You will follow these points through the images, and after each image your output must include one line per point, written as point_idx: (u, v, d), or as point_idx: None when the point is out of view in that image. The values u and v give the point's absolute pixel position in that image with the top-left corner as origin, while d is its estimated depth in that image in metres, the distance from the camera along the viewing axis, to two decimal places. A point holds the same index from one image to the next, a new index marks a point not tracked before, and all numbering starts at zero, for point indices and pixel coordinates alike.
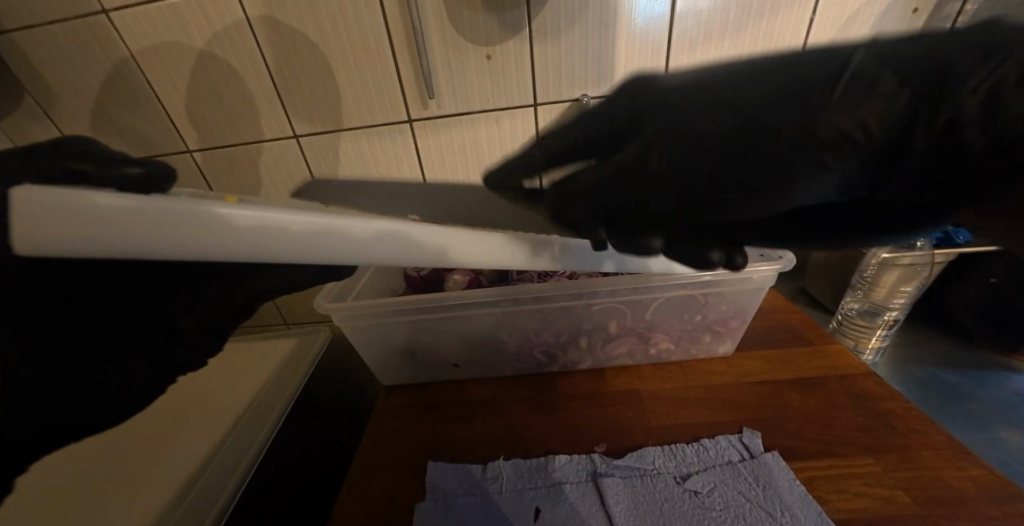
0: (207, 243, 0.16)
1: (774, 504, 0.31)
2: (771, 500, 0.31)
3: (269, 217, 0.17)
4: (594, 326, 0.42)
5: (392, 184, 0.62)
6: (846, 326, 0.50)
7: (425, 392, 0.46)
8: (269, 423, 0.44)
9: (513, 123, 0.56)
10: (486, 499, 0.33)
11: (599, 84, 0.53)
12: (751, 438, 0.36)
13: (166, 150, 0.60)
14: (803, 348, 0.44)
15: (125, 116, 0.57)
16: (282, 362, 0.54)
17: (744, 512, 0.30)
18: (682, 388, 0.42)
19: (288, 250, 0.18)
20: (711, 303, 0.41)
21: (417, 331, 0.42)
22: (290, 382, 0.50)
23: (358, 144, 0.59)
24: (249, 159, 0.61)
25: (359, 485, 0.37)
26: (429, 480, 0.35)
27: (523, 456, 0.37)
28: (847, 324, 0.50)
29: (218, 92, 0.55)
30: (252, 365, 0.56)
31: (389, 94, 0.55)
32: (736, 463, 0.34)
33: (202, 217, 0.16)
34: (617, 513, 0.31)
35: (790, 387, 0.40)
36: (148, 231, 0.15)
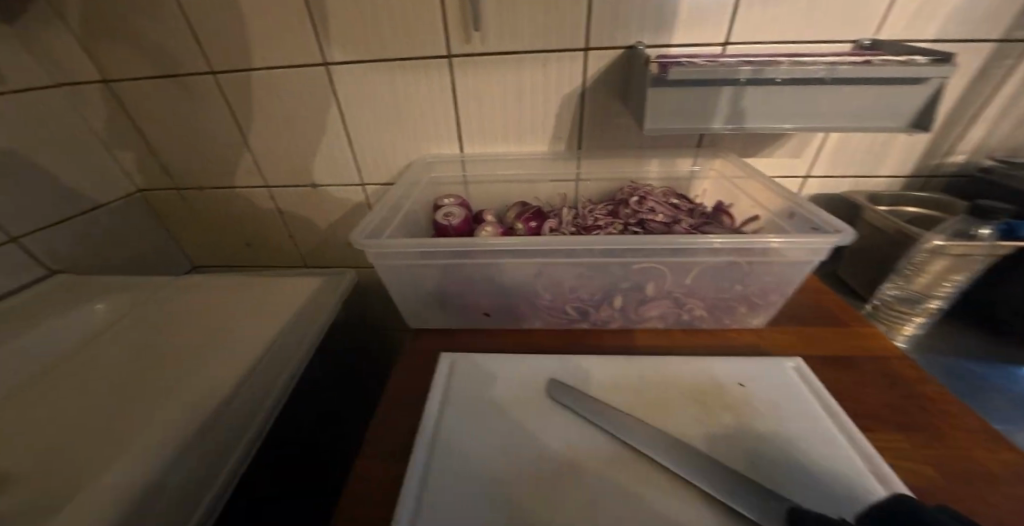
0: (452, 486, 0.31)
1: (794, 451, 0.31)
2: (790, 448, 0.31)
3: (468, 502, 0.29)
4: (631, 285, 0.42)
5: (423, 127, 0.59)
6: (883, 311, 0.50)
7: (451, 336, 0.46)
8: (280, 379, 0.41)
9: (559, 68, 0.52)
10: (512, 435, 0.34)
11: (656, 32, 0.49)
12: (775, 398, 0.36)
13: (188, 70, 0.57)
14: (837, 327, 0.44)
15: (148, 29, 0.54)
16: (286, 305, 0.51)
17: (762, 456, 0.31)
18: (707, 351, 0.42)
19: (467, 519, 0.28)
20: (753, 273, 0.40)
21: (448, 274, 0.42)
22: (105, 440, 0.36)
23: (392, 78, 0.55)
24: (278, 88, 0.58)
25: (387, 422, 0.37)
26: (459, 406, 0.37)
27: (556, 391, 0.38)
28: (882, 310, 0.50)
29: (252, 8, 0.52)
30: (248, 303, 0.52)
31: (430, 24, 0.51)
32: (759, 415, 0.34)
33: (454, 484, 0.31)
34: (637, 442, 0.32)
35: (821, 363, 0.40)
36: (472, 417, 0.36)
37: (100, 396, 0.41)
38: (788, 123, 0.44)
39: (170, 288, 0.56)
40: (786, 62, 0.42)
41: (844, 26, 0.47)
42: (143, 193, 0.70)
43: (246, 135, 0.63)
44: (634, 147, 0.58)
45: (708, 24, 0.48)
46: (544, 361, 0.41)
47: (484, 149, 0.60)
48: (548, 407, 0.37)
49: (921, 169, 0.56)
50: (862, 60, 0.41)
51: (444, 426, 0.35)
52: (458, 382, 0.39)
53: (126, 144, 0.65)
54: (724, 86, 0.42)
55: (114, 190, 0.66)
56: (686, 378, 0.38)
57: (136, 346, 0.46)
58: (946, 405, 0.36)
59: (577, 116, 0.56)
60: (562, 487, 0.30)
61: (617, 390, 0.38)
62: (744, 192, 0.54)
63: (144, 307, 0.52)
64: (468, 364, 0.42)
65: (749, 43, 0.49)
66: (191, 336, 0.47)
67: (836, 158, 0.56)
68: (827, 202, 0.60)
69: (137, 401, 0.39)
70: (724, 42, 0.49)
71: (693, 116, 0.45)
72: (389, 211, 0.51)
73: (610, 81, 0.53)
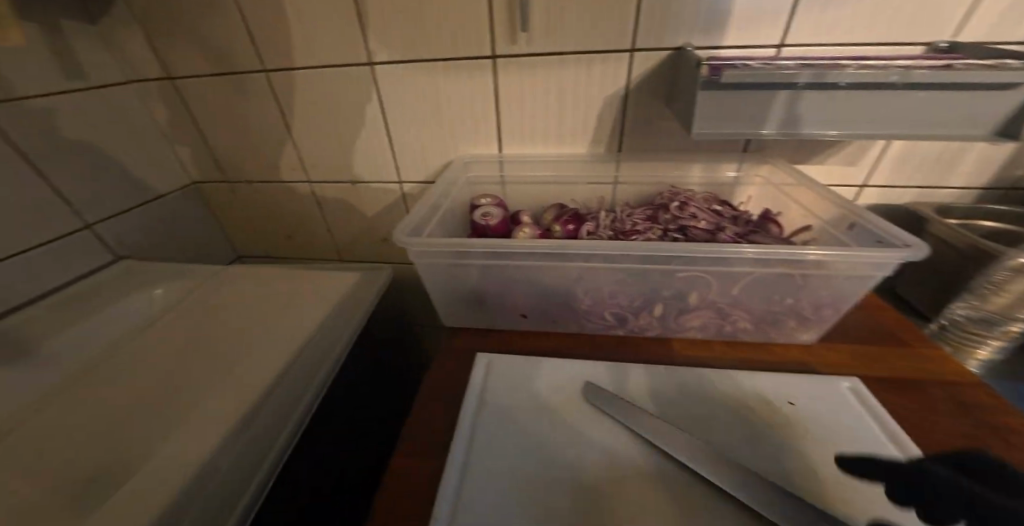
0: (488, 483, 0.31)
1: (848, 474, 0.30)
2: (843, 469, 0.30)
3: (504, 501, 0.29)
4: (673, 293, 0.41)
5: (464, 127, 0.60)
6: (952, 332, 0.46)
7: (486, 336, 0.46)
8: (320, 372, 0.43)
9: (604, 70, 0.51)
10: (550, 437, 0.34)
11: (707, 34, 0.48)
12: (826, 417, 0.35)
13: (243, 68, 0.60)
14: (897, 348, 0.41)
15: (209, 30, 0.57)
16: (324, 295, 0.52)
17: (813, 477, 0.30)
18: (752, 365, 0.40)
19: (503, 517, 0.28)
20: (808, 285, 0.38)
21: (487, 274, 0.42)
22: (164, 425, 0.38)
23: (436, 78, 0.56)
24: (325, 86, 0.60)
25: (423, 418, 0.37)
26: (496, 405, 0.37)
27: (593, 394, 0.37)
28: (951, 330, 0.46)
29: (306, 9, 0.54)
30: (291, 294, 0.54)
31: (476, 26, 0.51)
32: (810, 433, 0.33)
33: (491, 482, 0.31)
34: (677, 451, 0.31)
35: (879, 384, 0.38)
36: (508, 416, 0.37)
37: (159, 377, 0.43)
38: (850, 130, 0.42)
39: (220, 277, 0.59)
40: (852, 65, 0.40)
41: (915, 27, 0.45)
42: (198, 184, 0.74)
43: (292, 132, 0.65)
44: (676, 151, 0.57)
45: (764, 25, 0.46)
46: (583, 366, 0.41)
47: (523, 150, 0.60)
48: (585, 411, 0.36)
49: (996, 181, 0.52)
50: (941, 64, 0.38)
51: (481, 424, 0.36)
52: (495, 381, 0.40)
53: (184, 139, 0.69)
54: (779, 90, 0.41)
55: (172, 181, 0.70)
56: (729, 390, 0.37)
57: (191, 332, 0.49)
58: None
59: (619, 118, 0.55)
60: (599, 492, 0.30)
61: (657, 399, 0.37)
62: (794, 201, 0.52)
63: (197, 294, 0.56)
64: (505, 363, 0.42)
65: (807, 45, 0.47)
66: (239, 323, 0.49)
67: (898, 167, 0.52)
68: (885, 213, 0.57)
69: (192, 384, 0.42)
70: (780, 43, 0.47)
71: (745, 120, 0.43)
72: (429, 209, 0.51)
73: (655, 83, 0.52)
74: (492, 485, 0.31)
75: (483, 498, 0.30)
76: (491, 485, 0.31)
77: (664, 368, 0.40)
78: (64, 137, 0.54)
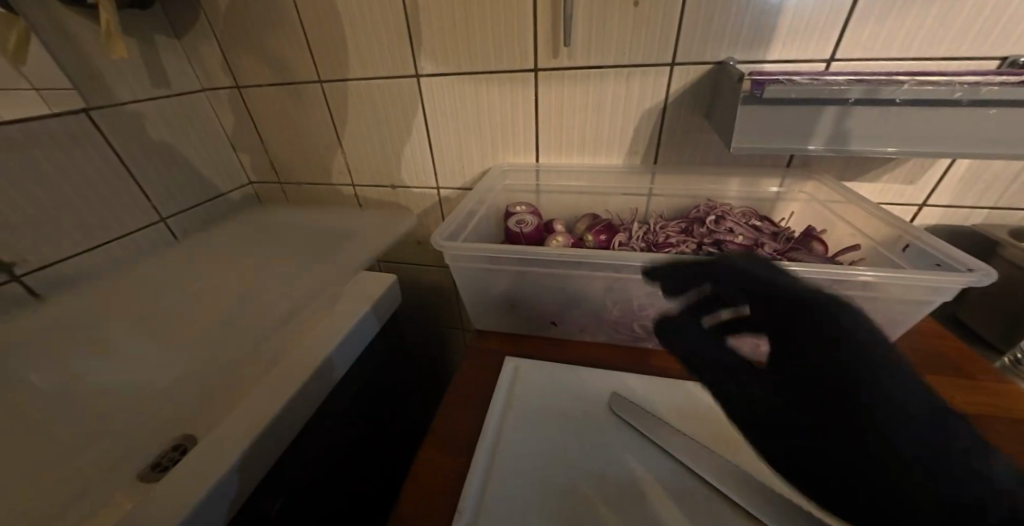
0: (511, 488, 0.32)
1: None
2: None
3: (527, 506, 0.30)
4: None
5: (501, 136, 0.62)
6: None
7: (515, 341, 0.47)
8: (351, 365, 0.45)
9: (643, 83, 0.52)
10: (575, 444, 0.35)
11: (751, 47, 0.47)
12: None
13: (302, 79, 0.65)
14: (956, 378, 0.39)
15: (275, 44, 0.63)
16: (360, 292, 0.54)
17: None
18: None
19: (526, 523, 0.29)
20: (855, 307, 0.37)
21: (519, 280, 0.43)
22: (212, 406, 0.41)
23: (478, 90, 0.59)
24: (374, 95, 0.64)
25: (451, 417, 0.39)
26: (522, 408, 0.38)
27: (620, 405, 0.37)
28: None
29: (362, 25, 0.58)
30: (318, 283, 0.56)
31: (519, 41, 0.53)
32: None
33: (514, 486, 0.32)
34: (703, 470, 0.31)
35: None
36: (532, 419, 0.37)
37: (212, 362, 0.47)
38: (906, 148, 0.40)
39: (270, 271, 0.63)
40: (910, 80, 0.38)
41: (985, 41, 0.42)
42: (253, 185, 0.80)
43: (342, 139, 0.70)
44: (715, 164, 0.56)
45: (813, 39, 0.45)
46: (609, 375, 0.41)
47: (558, 159, 0.61)
48: (610, 421, 0.36)
49: None
50: (1016, 80, 0.36)
51: (506, 427, 0.37)
52: (520, 385, 0.41)
53: (246, 143, 0.75)
54: (828, 105, 0.40)
55: (232, 180, 0.76)
56: None
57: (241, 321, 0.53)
58: None
59: (656, 130, 0.55)
60: (623, 505, 0.30)
61: (685, 414, 0.36)
62: (841, 219, 0.50)
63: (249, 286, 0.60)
64: (531, 368, 0.43)
65: (860, 59, 0.46)
66: (281, 316, 0.52)
67: (963, 186, 0.49)
68: (946, 236, 0.53)
69: (240, 370, 0.45)
70: (830, 57, 0.46)
71: (790, 135, 0.42)
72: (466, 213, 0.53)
73: (696, 97, 0.51)
74: (514, 489, 0.31)
75: (507, 502, 0.31)
76: (514, 490, 0.31)
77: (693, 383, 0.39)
78: (149, 137, 0.61)
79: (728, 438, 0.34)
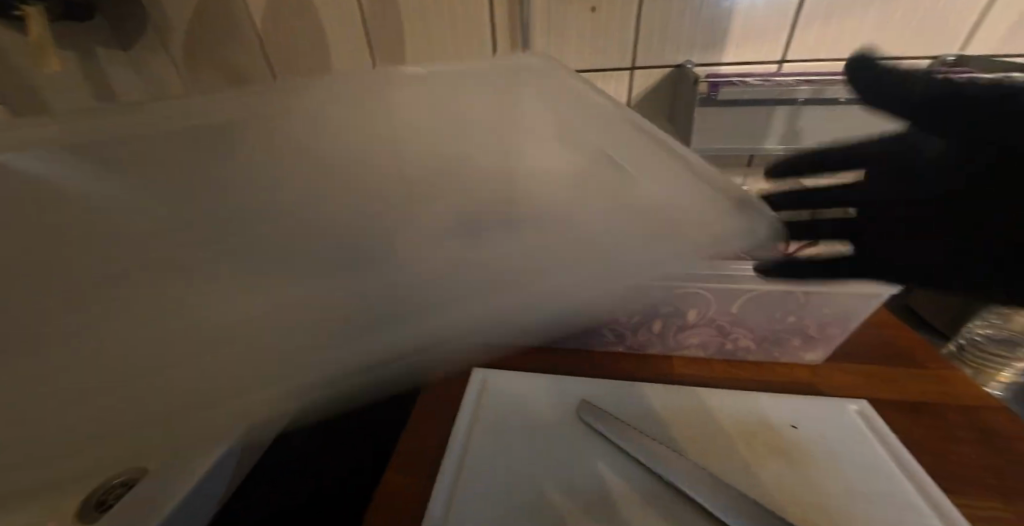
0: (478, 506, 0.30)
1: (857, 502, 0.28)
2: (851, 500, 0.28)
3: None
4: (673, 311, 0.39)
5: None
6: (970, 352, 0.45)
7: None
8: None
9: (605, 86, 0.52)
10: (544, 455, 0.34)
11: (707, 49, 0.48)
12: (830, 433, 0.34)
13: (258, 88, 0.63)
14: (909, 368, 0.40)
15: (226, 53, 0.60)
16: None
17: (820, 508, 0.28)
18: (758, 386, 0.39)
19: None
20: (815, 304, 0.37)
21: None
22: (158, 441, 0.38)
23: None
24: None
25: (416, 434, 0.37)
26: (490, 422, 0.37)
27: (590, 413, 0.37)
28: (970, 350, 0.45)
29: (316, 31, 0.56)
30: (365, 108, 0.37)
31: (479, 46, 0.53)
32: (816, 458, 0.32)
33: (481, 505, 0.30)
34: (673, 477, 0.30)
35: (892, 408, 0.36)
36: (500, 432, 0.36)
37: None
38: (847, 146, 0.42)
39: None
40: None
41: (918, 42, 0.44)
42: None
43: None
44: None
45: (764, 43, 0.47)
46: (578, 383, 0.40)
47: None
48: (579, 430, 0.36)
49: None
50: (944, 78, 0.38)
51: (474, 442, 0.35)
52: (489, 398, 0.40)
53: None
54: (780, 106, 0.41)
55: None
56: (731, 413, 0.36)
57: None
58: None
59: None
60: (593, 514, 0.29)
61: (655, 420, 0.36)
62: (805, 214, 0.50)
63: None
64: (499, 379, 0.42)
65: (808, 61, 0.47)
66: None
67: None
68: None
69: None
70: (781, 58, 0.47)
71: (745, 137, 0.43)
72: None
73: (656, 100, 0.52)
74: (481, 509, 0.30)
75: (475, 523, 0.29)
76: (481, 509, 0.30)
77: (662, 386, 0.39)
78: None
79: (697, 441, 0.34)
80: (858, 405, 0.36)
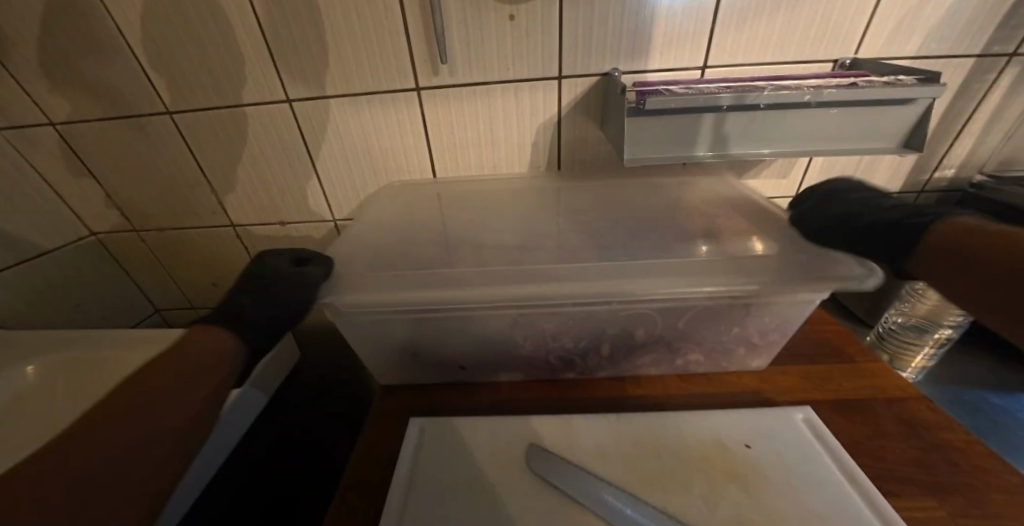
0: None
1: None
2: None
3: None
4: (619, 332, 0.38)
5: (394, 160, 0.56)
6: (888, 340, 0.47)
7: (426, 394, 0.42)
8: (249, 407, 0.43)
9: (533, 98, 0.50)
10: (484, 514, 0.30)
11: (632, 57, 0.47)
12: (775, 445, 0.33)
13: (142, 111, 0.54)
14: (843, 365, 0.41)
15: (95, 71, 0.51)
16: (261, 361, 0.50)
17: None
18: (709, 402, 0.38)
19: None
20: (755, 314, 0.36)
21: (418, 329, 0.38)
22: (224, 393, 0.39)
23: (361, 114, 0.53)
24: (238, 127, 0.55)
25: (339, 508, 0.32)
26: (423, 483, 0.33)
27: (534, 457, 0.33)
28: (889, 338, 0.47)
29: (203, 43, 0.49)
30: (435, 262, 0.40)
31: (396, 60, 0.49)
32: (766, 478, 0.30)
33: None
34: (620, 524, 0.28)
35: (832, 410, 0.36)
36: (434, 495, 0.32)
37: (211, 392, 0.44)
38: (767, 149, 0.43)
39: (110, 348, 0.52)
40: (768, 86, 0.40)
41: (822, 46, 0.46)
42: (99, 235, 0.66)
43: (211, 181, 0.60)
44: (617, 172, 0.56)
45: (687, 48, 0.47)
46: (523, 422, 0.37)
47: (459, 179, 0.58)
48: (522, 479, 0.32)
49: (912, 184, 0.55)
50: (846, 81, 0.39)
51: (401, 513, 0.30)
52: (426, 451, 0.35)
53: (80, 190, 0.61)
54: (705, 113, 0.40)
55: (60, 235, 0.62)
56: (680, 437, 0.34)
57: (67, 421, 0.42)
58: (972, 455, 0.31)
59: (554, 144, 0.54)
60: None
61: (605, 454, 0.33)
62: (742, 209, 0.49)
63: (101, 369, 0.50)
64: (434, 428, 0.37)
65: (727, 66, 0.48)
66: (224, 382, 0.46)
67: (823, 175, 0.55)
68: None
69: None
70: (702, 65, 0.48)
71: (675, 145, 0.42)
72: (357, 241, 0.47)
73: (587, 109, 0.51)
74: None
75: None
76: None
77: (611, 414, 0.37)
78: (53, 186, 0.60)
79: (647, 476, 0.31)
80: (805, 414, 0.35)
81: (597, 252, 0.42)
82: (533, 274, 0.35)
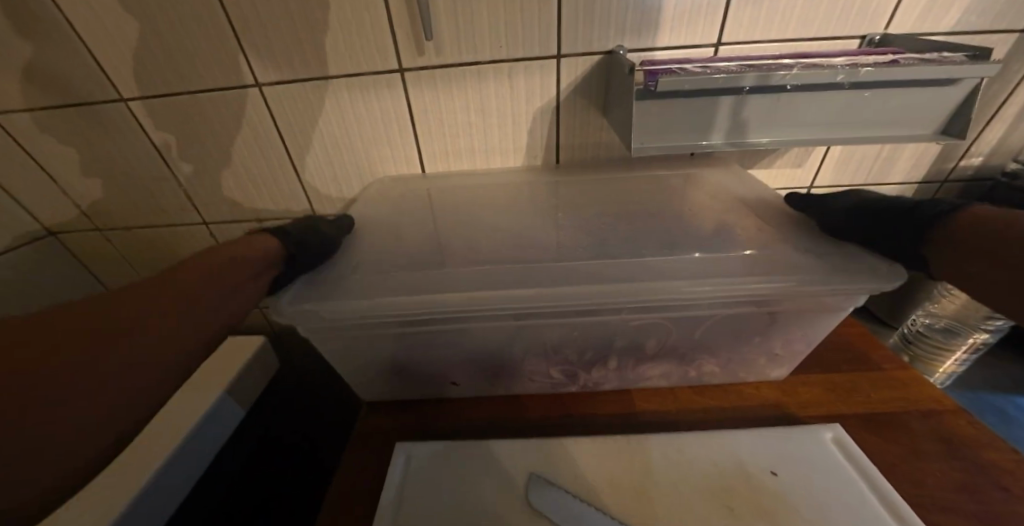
0: None
1: None
2: None
3: None
4: (628, 344, 0.34)
5: (376, 149, 0.51)
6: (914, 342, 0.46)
7: (416, 411, 0.38)
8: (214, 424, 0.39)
9: (530, 81, 0.45)
10: None
11: (639, 33, 0.42)
12: (805, 470, 0.30)
13: (90, 97, 0.48)
14: (872, 373, 0.37)
15: (32, 51, 0.45)
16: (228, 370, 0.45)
17: None
18: (727, 417, 0.35)
19: None
20: (778, 324, 0.33)
21: (405, 343, 0.34)
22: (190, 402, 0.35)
23: (339, 100, 0.48)
24: (201, 114, 0.49)
25: None
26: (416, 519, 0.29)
27: (542, 487, 0.30)
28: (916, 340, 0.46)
29: (153, 18, 0.43)
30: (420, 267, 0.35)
31: (375, 37, 0.43)
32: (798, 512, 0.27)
33: None
34: None
35: (862, 426, 0.33)
36: None
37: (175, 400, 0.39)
38: (791, 135, 0.39)
39: None
40: (797, 64, 0.35)
41: (850, 20, 0.42)
42: (58, 235, 0.61)
43: (175, 174, 0.55)
44: (619, 162, 0.52)
45: (700, 24, 0.42)
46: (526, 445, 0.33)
47: (449, 169, 0.53)
48: (527, 513, 0.29)
49: (936, 173, 0.52)
50: (884, 59, 0.34)
51: None
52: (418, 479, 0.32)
53: (29, 186, 0.55)
54: (724, 96, 0.36)
55: (12, 236, 0.56)
56: (701, 462, 0.31)
57: None
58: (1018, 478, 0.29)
59: (552, 131, 0.49)
60: None
61: (618, 483, 0.30)
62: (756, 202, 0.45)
63: None
64: (427, 451, 0.33)
65: (744, 43, 0.43)
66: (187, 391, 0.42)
67: (842, 164, 0.51)
68: None
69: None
70: (717, 42, 0.43)
71: (688, 133, 0.38)
72: None
73: (589, 92, 0.46)
74: None
75: None
76: None
77: (621, 435, 0.33)
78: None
79: (667, 510, 0.28)
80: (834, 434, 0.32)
81: (592, 247, 0.38)
82: (533, 282, 0.31)
